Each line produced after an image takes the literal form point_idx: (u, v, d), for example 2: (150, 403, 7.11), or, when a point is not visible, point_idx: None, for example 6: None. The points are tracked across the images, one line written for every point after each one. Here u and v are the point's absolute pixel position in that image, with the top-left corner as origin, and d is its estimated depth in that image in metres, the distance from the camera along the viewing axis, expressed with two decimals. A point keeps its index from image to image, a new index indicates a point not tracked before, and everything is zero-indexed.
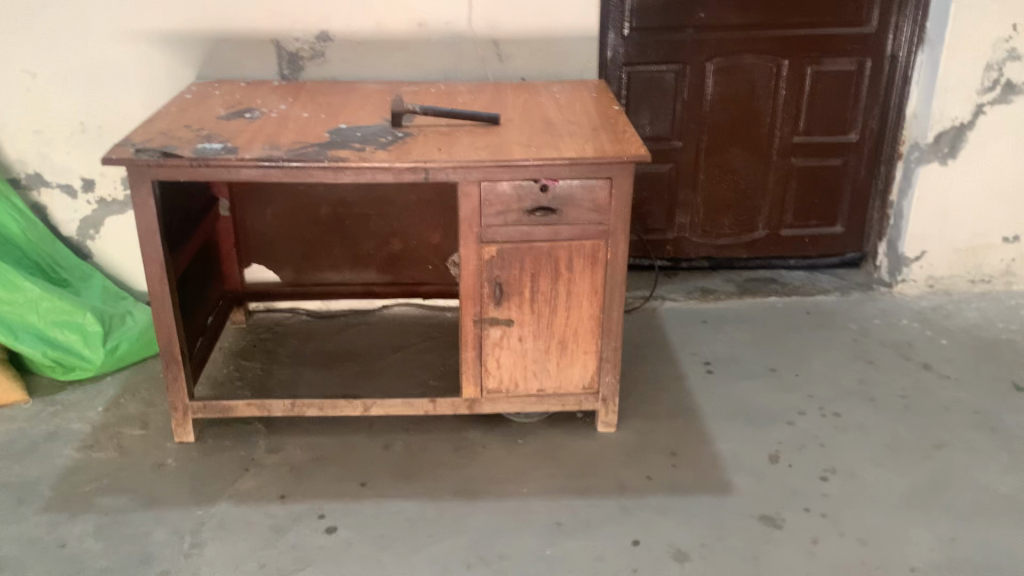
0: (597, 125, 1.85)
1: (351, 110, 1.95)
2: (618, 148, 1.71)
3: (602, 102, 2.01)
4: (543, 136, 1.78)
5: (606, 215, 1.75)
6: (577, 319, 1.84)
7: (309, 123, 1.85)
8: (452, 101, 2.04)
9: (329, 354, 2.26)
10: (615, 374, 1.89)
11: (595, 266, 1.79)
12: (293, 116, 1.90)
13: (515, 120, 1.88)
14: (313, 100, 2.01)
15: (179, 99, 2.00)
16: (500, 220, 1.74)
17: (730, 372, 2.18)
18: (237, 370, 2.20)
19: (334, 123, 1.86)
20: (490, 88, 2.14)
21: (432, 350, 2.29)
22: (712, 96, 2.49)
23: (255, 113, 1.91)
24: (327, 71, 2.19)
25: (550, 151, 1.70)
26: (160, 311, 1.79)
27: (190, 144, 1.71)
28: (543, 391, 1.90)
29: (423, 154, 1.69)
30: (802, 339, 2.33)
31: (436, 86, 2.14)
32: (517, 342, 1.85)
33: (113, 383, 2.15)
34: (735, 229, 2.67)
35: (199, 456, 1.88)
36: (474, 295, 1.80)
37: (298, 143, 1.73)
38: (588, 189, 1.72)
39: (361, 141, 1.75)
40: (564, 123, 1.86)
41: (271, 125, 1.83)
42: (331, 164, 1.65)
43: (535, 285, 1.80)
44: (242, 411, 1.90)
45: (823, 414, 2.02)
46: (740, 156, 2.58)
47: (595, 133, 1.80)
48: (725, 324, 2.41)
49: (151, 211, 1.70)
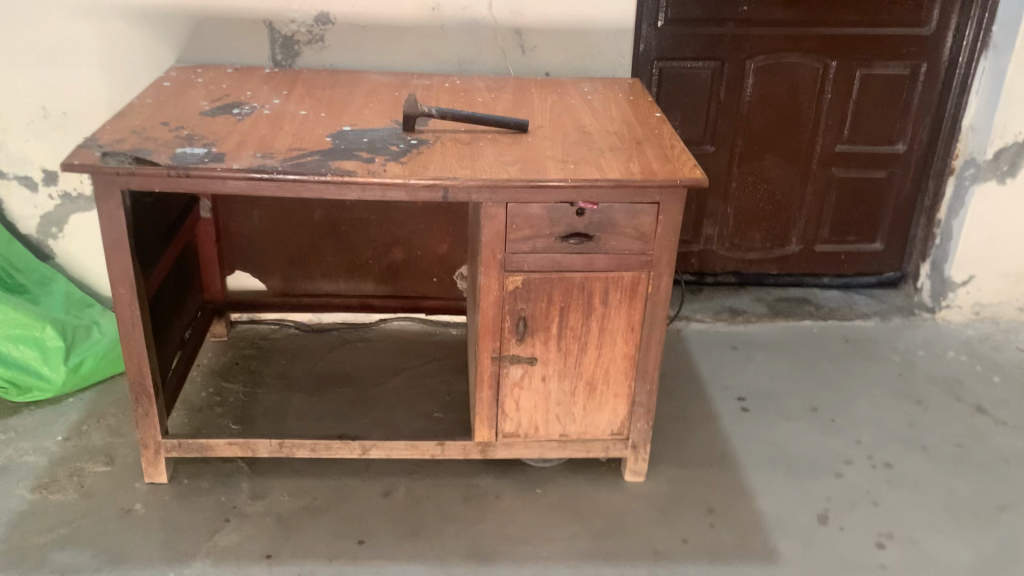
0: (639, 136, 1.61)
1: (355, 109, 1.70)
2: (668, 169, 1.48)
3: (640, 108, 1.77)
4: (579, 149, 1.55)
5: (650, 244, 1.52)
6: (610, 359, 1.61)
7: (308, 124, 1.60)
8: (470, 100, 1.80)
9: (320, 376, 2.02)
10: (647, 420, 1.67)
11: (634, 300, 1.56)
12: (289, 113, 1.65)
13: (544, 127, 1.64)
14: (311, 94, 1.76)
15: (156, 88, 1.74)
16: (528, 246, 1.51)
17: (767, 411, 1.97)
18: (217, 393, 1.96)
19: (336, 125, 1.61)
20: (511, 84, 1.90)
21: (435, 374, 2.06)
22: (750, 98, 2.26)
23: (244, 108, 1.66)
24: (326, 58, 1.94)
25: (590, 169, 1.46)
26: (129, 339, 1.54)
27: (167, 147, 1.46)
28: (565, 436, 1.68)
29: (441, 169, 1.45)
30: (842, 373, 2.13)
31: (451, 81, 1.89)
32: (540, 382, 1.62)
33: (75, 405, 1.90)
34: (767, 242, 2.45)
35: (171, 501, 1.64)
36: (493, 328, 1.57)
37: (295, 149, 1.48)
38: (631, 214, 1.49)
39: (369, 150, 1.50)
40: (601, 133, 1.62)
41: (263, 124, 1.58)
42: (334, 178, 1.41)
43: (564, 320, 1.57)
44: (222, 449, 1.66)
45: (873, 465, 1.82)
46: (776, 165, 2.35)
47: (638, 147, 1.56)
48: (756, 352, 2.20)
49: (121, 225, 1.45)
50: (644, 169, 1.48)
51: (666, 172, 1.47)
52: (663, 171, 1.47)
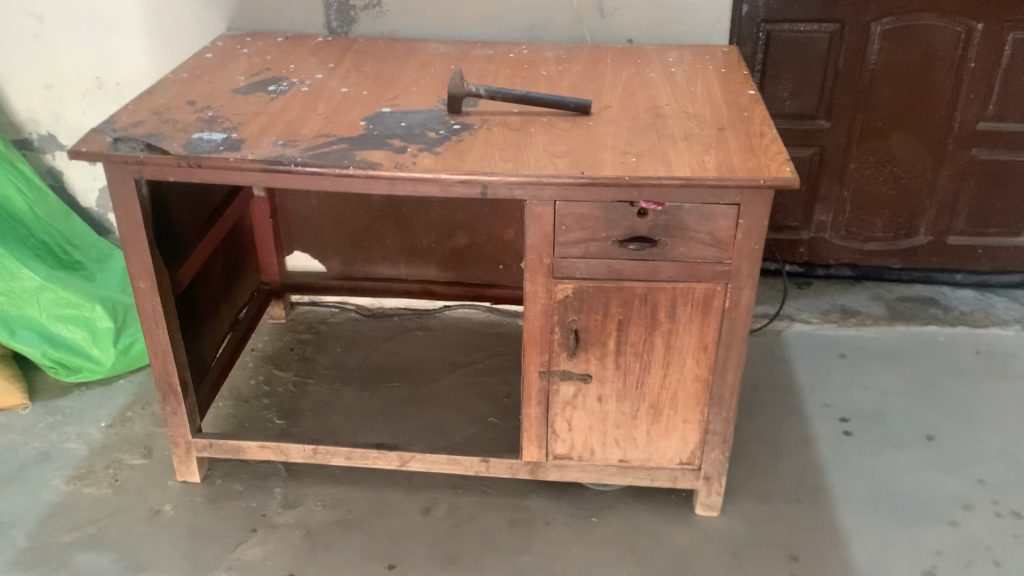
0: (722, 121, 1.36)
1: (402, 86, 1.52)
2: (751, 164, 1.23)
3: (731, 84, 1.52)
4: (647, 137, 1.32)
5: (727, 252, 1.28)
6: (677, 381, 1.40)
7: (345, 104, 1.44)
8: (535, 73, 1.59)
9: (375, 368, 1.89)
10: (724, 451, 1.46)
11: (706, 316, 1.33)
12: (328, 91, 1.49)
13: (611, 108, 1.42)
14: (359, 69, 1.59)
15: (197, 60, 1.61)
16: (580, 250, 1.30)
17: (872, 437, 1.71)
18: (267, 382, 1.86)
19: (376, 106, 1.44)
20: (585, 55, 1.67)
21: (497, 372, 1.89)
22: (875, 66, 1.95)
23: (282, 85, 1.51)
24: (384, 25, 1.76)
25: (655, 163, 1.23)
26: (153, 335, 1.44)
27: (184, 131, 1.32)
28: (626, 462, 1.49)
29: (480, 162, 1.25)
30: (969, 393, 1.82)
31: (518, 51, 1.68)
32: (596, 402, 1.43)
33: (124, 390, 1.84)
34: (889, 232, 2.14)
35: (202, 504, 1.55)
36: (542, 341, 1.38)
37: (321, 136, 1.32)
38: (704, 217, 1.25)
39: (403, 136, 1.32)
40: (677, 116, 1.38)
41: (296, 104, 1.43)
42: (357, 172, 1.23)
43: (623, 335, 1.36)
44: (254, 452, 1.55)
45: (997, 512, 1.54)
46: (904, 143, 2.03)
47: (719, 134, 1.32)
48: (867, 362, 1.92)
49: (135, 217, 1.32)
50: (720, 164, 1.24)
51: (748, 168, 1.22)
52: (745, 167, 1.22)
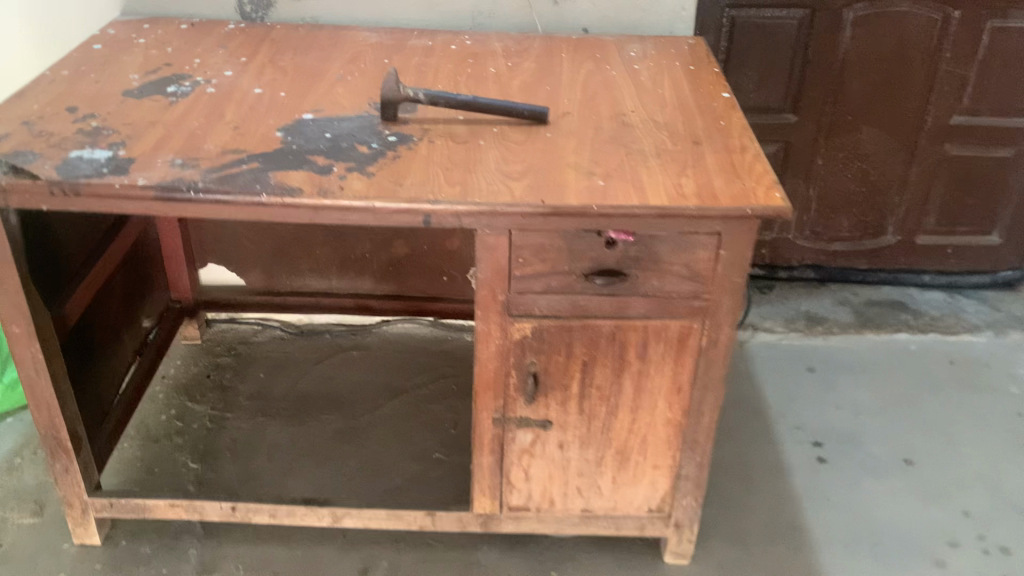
0: (697, 131, 1.19)
1: (325, 84, 1.31)
2: (735, 186, 1.05)
3: (702, 84, 1.34)
4: (613, 152, 1.13)
5: (707, 285, 1.11)
6: (648, 427, 1.23)
7: (259, 108, 1.22)
8: (481, 68, 1.39)
9: (303, 397, 1.69)
10: (696, 496, 1.30)
11: (682, 356, 1.16)
12: (238, 92, 1.27)
13: (571, 115, 1.23)
14: (274, 64, 1.37)
15: (82, 52, 1.37)
16: (539, 284, 1.12)
17: (849, 463, 1.58)
18: (179, 416, 1.64)
19: (295, 110, 1.22)
20: (537, 46, 1.48)
21: (440, 398, 1.70)
22: (846, 56, 1.80)
23: (183, 84, 1.28)
24: (305, 9, 1.54)
25: (625, 187, 1.05)
26: (35, 386, 1.21)
27: (60, 147, 1.09)
28: (589, 512, 1.32)
29: (421, 185, 1.05)
30: (946, 409, 1.71)
31: (460, 41, 1.48)
32: (557, 450, 1.26)
33: (13, 430, 1.60)
34: (856, 232, 2.01)
35: (102, 573, 1.34)
36: (495, 385, 1.20)
37: (229, 151, 1.10)
38: (681, 247, 1.08)
39: (328, 152, 1.11)
40: (646, 125, 1.20)
41: (199, 110, 1.20)
42: (272, 200, 1.02)
43: (587, 377, 1.18)
44: (162, 511, 1.34)
45: (985, 549, 1.42)
46: (874, 138, 1.90)
47: (695, 148, 1.14)
48: (838, 376, 1.79)
49: (3, 252, 1.09)
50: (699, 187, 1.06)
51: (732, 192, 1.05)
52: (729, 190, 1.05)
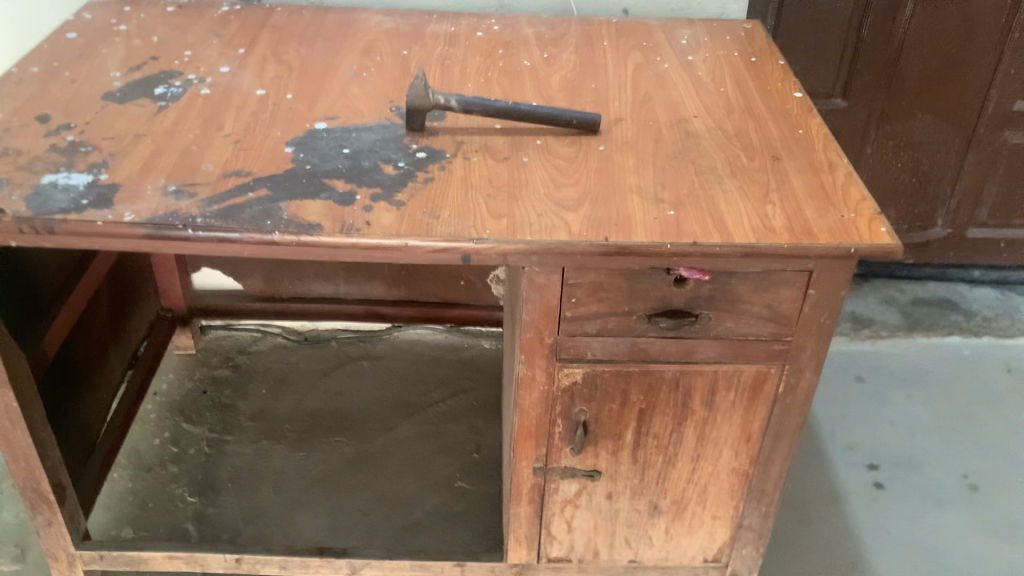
0: (773, 143, 1.03)
1: (336, 83, 1.14)
2: (829, 217, 0.90)
3: (768, 80, 1.18)
4: (679, 172, 0.97)
5: (789, 327, 0.96)
6: (710, 477, 1.09)
7: (263, 117, 1.05)
8: (513, 60, 1.22)
9: (310, 416, 1.54)
10: (757, 547, 1.16)
11: (754, 404, 1.02)
12: (238, 95, 1.09)
13: (624, 123, 1.07)
14: (277, 57, 1.19)
15: (54, 43, 1.19)
16: (595, 326, 0.96)
17: (909, 489, 1.45)
18: (174, 441, 1.49)
19: (305, 119, 1.05)
20: (574, 32, 1.30)
21: (461, 414, 1.56)
22: (905, 37, 1.64)
23: (173, 84, 1.11)
24: None
25: (701, 218, 0.90)
26: (9, 437, 1.05)
27: (30, 169, 0.92)
28: (637, 562, 1.19)
29: (460, 218, 0.89)
30: (1007, 424, 1.58)
31: (486, 26, 1.30)
32: (605, 500, 1.11)
33: None
34: (904, 224, 1.87)
35: None
36: (538, 434, 1.04)
37: (230, 175, 0.93)
38: (764, 286, 0.93)
39: (348, 174, 0.95)
40: (713, 136, 1.04)
41: (192, 120, 1.03)
42: (286, 238, 0.86)
43: (644, 426, 1.04)
44: (159, 564, 1.20)
45: None
46: (930, 126, 1.74)
47: (774, 167, 0.98)
48: (888, 386, 1.65)
49: None
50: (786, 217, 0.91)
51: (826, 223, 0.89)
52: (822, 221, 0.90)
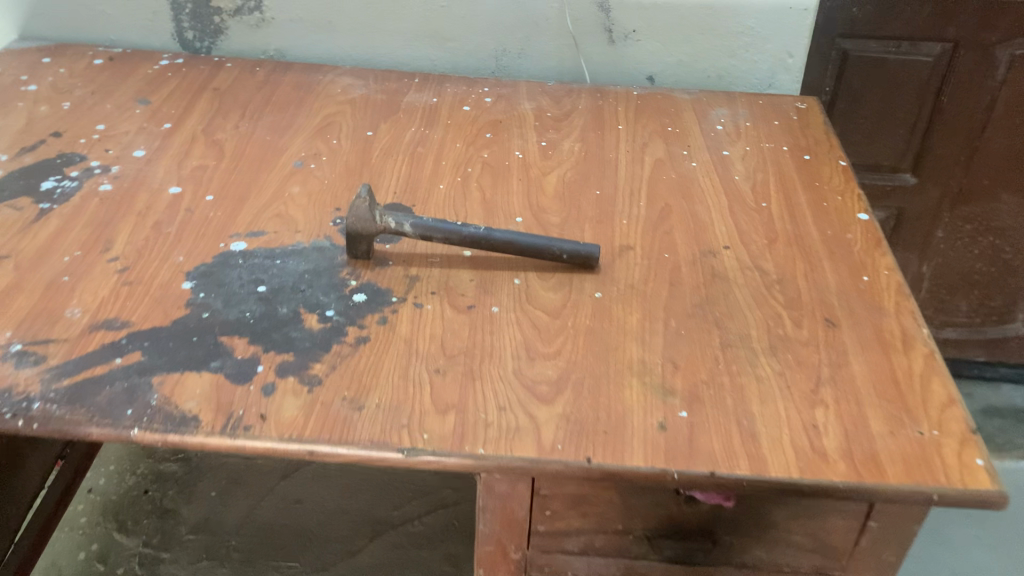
0: (828, 300, 0.78)
1: (273, 178, 0.90)
2: (904, 436, 0.65)
3: (824, 189, 0.93)
4: (700, 342, 0.72)
5: (839, 562, 0.71)
6: None
7: (167, 231, 0.82)
8: (502, 148, 0.98)
9: (262, 530, 1.32)
10: None
11: None
12: (144, 193, 0.87)
13: (633, 255, 0.82)
14: (210, 135, 0.96)
15: None
16: (577, 544, 0.72)
17: None
18: (100, 555, 1.27)
19: (221, 236, 0.82)
20: (583, 108, 1.06)
21: (438, 537, 1.33)
22: (993, 107, 1.37)
23: (67, 175, 0.88)
24: (267, 38, 1.13)
25: (723, 426, 0.65)
26: None
27: None
28: None
29: (390, 410, 0.65)
30: None
31: (477, 98, 1.07)
32: None
33: None
34: (976, 317, 1.60)
35: None
36: None
37: (98, 328, 0.71)
38: (807, 515, 0.68)
39: (255, 329, 0.72)
40: (747, 282, 0.79)
41: (75, 234, 0.80)
42: (145, 438, 0.63)
43: None
44: None
45: None
46: (1016, 210, 1.47)
47: (828, 341, 0.73)
48: (951, 524, 1.39)
49: None
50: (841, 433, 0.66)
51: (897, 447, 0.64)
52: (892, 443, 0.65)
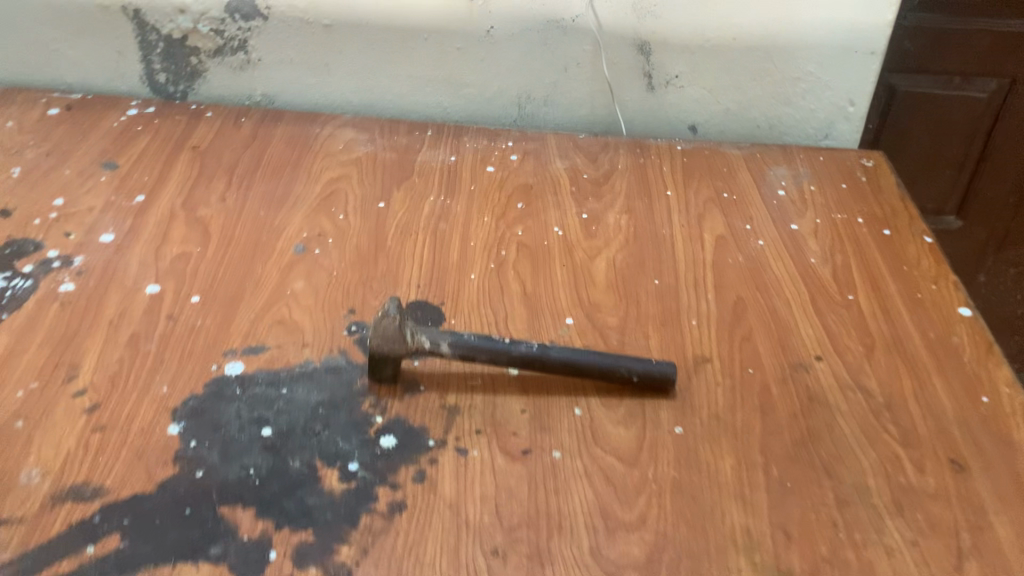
0: (949, 433, 0.66)
1: (271, 269, 0.75)
2: None
3: (914, 275, 0.80)
4: (810, 502, 0.60)
5: None
6: None
7: (145, 350, 0.67)
8: (538, 223, 0.84)
9: None
10: None
11: None
12: (114, 295, 0.71)
13: (711, 371, 0.69)
14: (192, 211, 0.81)
15: None
16: None
17: None
18: None
19: (212, 354, 0.67)
20: (624, 168, 0.92)
21: None
22: None
23: (19, 272, 0.72)
24: (253, 82, 0.97)
25: None
26: None
27: None
28: None
29: None
30: None
31: (501, 156, 0.93)
32: None
33: None
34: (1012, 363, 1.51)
35: None
36: None
37: (62, 500, 0.56)
38: None
39: (262, 495, 0.57)
40: (852, 411, 0.67)
41: (28, 357, 0.65)
42: None
43: None
44: None
45: None
46: None
47: (960, 491, 0.61)
48: None
49: None
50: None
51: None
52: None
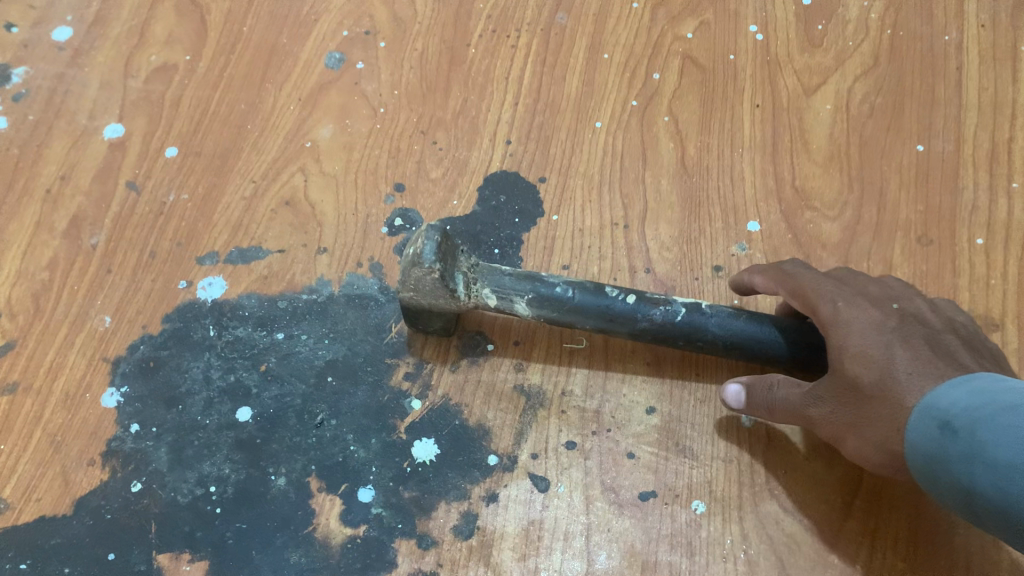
0: (945, 311, 0.35)
1: (288, 100, 0.49)
2: None
3: None
4: None
5: None
6: None
7: (89, 247, 0.44)
8: (724, 16, 0.50)
9: None
10: None
11: None
12: (60, 142, 0.48)
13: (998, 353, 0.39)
14: None
15: None
16: None
17: None
18: None
19: (182, 261, 0.44)
20: None
21: None
22: None
23: None
24: None
25: None
26: None
27: None
28: None
29: None
30: None
31: None
32: None
33: None
34: None
35: None
36: None
37: None
38: None
39: (219, 538, 0.37)
40: (850, 270, 0.38)
41: None
42: None
43: None
44: None
45: None
46: None
47: (845, 361, 0.33)
48: None
49: None
50: (1011, 544, 0.26)
51: (1006, 461, 0.25)
52: (996, 439, 0.26)
